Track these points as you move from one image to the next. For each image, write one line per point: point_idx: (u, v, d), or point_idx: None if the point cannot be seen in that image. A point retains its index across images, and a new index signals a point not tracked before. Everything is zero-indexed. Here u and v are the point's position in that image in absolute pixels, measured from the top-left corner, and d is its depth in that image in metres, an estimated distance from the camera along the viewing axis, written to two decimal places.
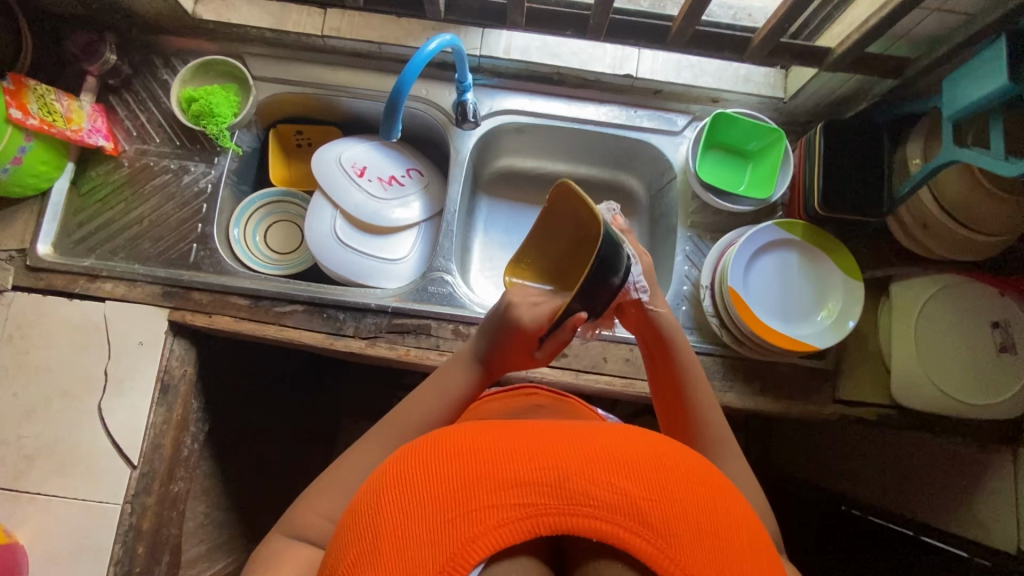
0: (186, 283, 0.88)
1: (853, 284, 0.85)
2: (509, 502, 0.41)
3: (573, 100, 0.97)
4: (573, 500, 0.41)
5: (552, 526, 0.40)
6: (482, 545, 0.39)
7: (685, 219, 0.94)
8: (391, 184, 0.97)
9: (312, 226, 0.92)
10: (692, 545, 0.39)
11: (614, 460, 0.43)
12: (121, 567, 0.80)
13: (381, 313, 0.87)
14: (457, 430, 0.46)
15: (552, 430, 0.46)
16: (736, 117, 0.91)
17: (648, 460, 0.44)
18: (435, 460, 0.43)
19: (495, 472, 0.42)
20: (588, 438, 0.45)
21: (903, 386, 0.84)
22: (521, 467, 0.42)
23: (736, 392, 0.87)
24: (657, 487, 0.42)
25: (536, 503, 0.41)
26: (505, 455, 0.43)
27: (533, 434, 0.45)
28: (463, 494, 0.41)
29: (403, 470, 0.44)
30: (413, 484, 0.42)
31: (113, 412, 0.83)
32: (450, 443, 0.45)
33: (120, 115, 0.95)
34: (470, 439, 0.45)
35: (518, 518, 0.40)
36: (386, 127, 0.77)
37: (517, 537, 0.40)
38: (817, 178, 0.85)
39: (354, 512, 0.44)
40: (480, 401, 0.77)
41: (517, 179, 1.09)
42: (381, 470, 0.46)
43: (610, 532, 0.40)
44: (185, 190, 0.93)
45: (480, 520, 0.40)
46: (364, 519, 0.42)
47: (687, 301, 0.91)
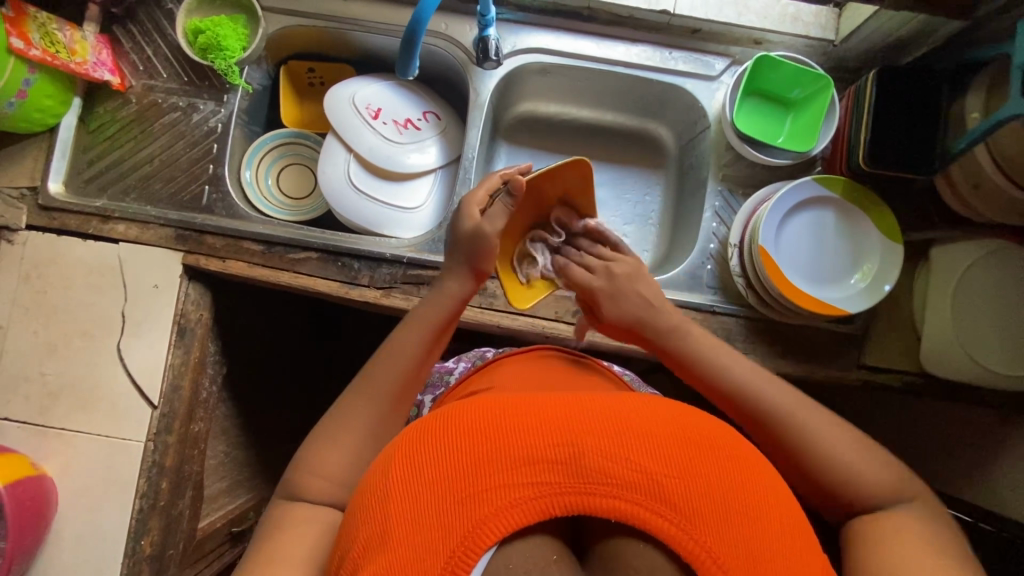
0: (199, 226, 0.86)
1: (892, 246, 0.80)
2: (522, 480, 0.40)
3: (603, 39, 0.90)
4: (590, 479, 0.40)
5: (567, 505, 0.40)
6: (495, 527, 0.39)
7: (716, 171, 0.89)
8: (406, 128, 0.92)
9: (325, 170, 0.89)
10: (717, 525, 0.39)
11: (633, 435, 0.42)
12: (145, 500, 0.83)
13: (396, 263, 0.85)
14: (465, 404, 0.45)
15: (567, 402, 0.45)
16: (781, 61, 0.84)
17: (670, 433, 0.42)
18: (443, 436, 0.42)
19: (507, 449, 0.41)
20: (605, 410, 0.44)
21: (933, 352, 0.82)
22: (536, 443, 0.41)
23: (757, 353, 0.84)
24: (679, 465, 0.41)
25: (550, 481, 0.40)
26: (517, 429, 0.42)
27: (548, 405, 0.44)
28: (472, 473, 0.40)
29: (411, 445, 0.43)
30: (420, 464, 0.41)
31: (132, 353, 0.84)
32: (458, 418, 0.44)
33: (124, 47, 0.91)
34: (480, 412, 0.44)
35: (533, 497, 0.40)
36: (402, 63, 0.72)
37: (531, 516, 0.39)
38: (864, 130, 0.79)
39: (365, 486, 0.44)
40: (497, 364, 0.74)
41: (539, 125, 1.04)
42: (390, 445, 0.46)
43: (630, 512, 0.39)
44: (195, 129, 0.90)
45: (493, 500, 0.39)
46: (373, 499, 0.42)
47: (713, 259, 0.87)
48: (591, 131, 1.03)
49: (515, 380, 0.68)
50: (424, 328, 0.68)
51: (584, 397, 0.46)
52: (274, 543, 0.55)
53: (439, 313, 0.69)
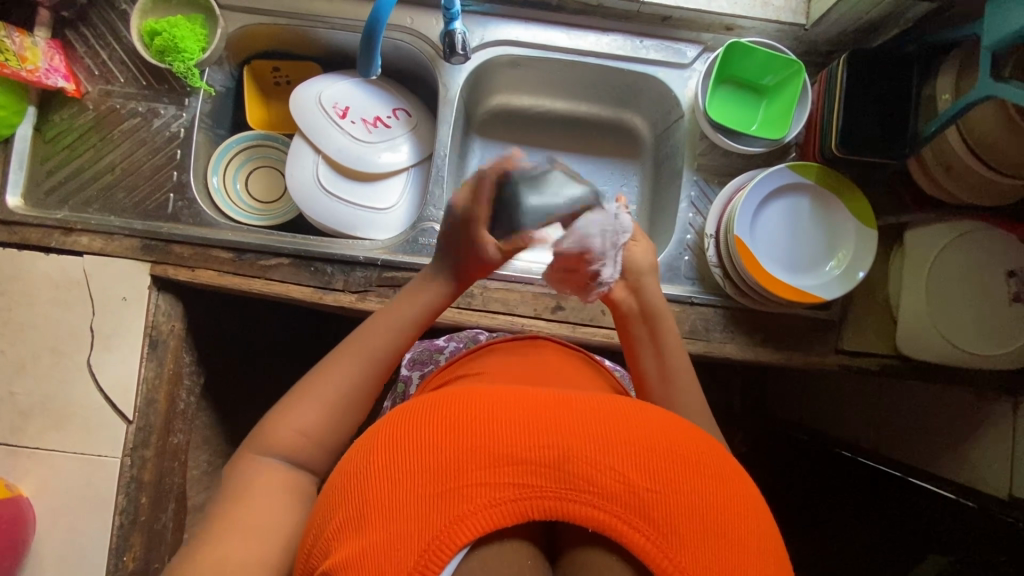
0: (166, 236, 0.84)
1: (867, 232, 0.80)
2: (502, 481, 0.40)
3: (573, 29, 0.88)
4: (571, 483, 0.40)
5: (545, 509, 0.40)
6: (469, 527, 0.38)
7: (691, 161, 0.88)
8: (376, 126, 0.90)
9: (294, 172, 0.86)
10: (692, 544, 0.39)
11: (620, 444, 0.42)
12: (125, 516, 0.82)
13: (370, 266, 0.83)
14: (454, 396, 0.45)
15: (558, 403, 0.45)
16: (751, 48, 0.83)
17: (657, 447, 0.43)
18: (427, 425, 0.42)
19: (491, 448, 0.41)
20: (594, 415, 0.44)
21: (908, 335, 0.82)
22: (523, 445, 0.41)
23: (736, 343, 0.84)
24: (662, 478, 0.41)
25: (532, 484, 0.40)
26: (505, 428, 0.42)
27: (535, 404, 0.44)
28: (454, 468, 0.40)
29: (396, 431, 0.43)
30: (403, 451, 0.41)
31: (104, 368, 0.82)
32: (446, 408, 0.44)
33: (78, 52, 0.88)
34: (470, 405, 0.44)
35: (512, 498, 0.39)
36: (364, 63, 0.70)
37: (506, 519, 0.39)
38: (836, 116, 0.78)
39: (342, 471, 0.44)
40: (490, 350, 0.73)
41: (513, 118, 1.02)
42: (374, 430, 0.46)
43: (606, 522, 0.39)
44: (156, 135, 0.87)
45: (472, 498, 0.39)
46: (352, 483, 0.42)
47: (690, 250, 0.87)
48: (566, 123, 1.02)
49: (505, 367, 0.67)
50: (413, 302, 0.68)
51: (575, 397, 0.46)
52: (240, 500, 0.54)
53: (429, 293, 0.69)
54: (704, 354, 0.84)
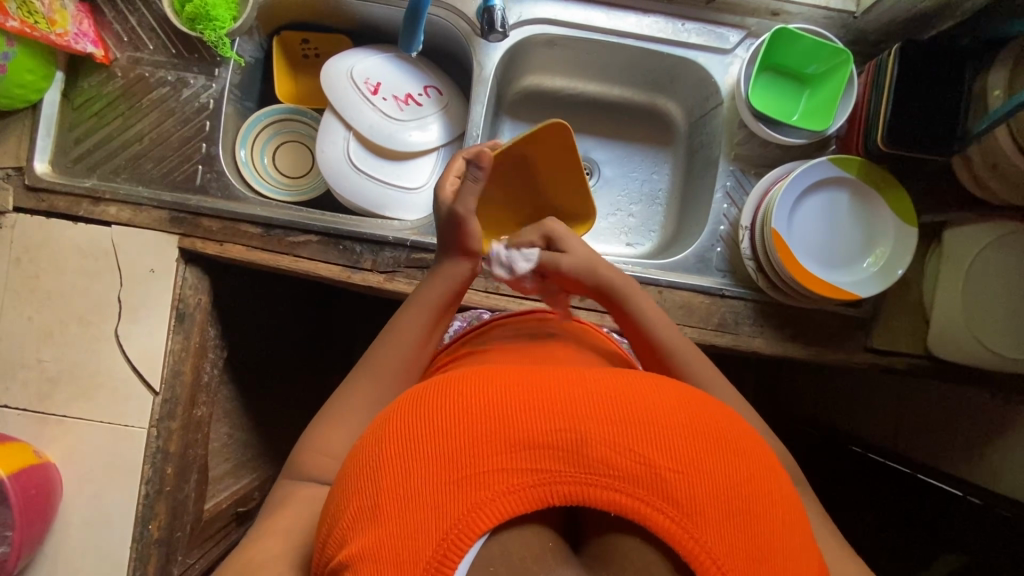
0: (194, 208, 0.83)
1: (906, 230, 0.78)
2: (519, 467, 0.40)
3: (613, 9, 0.85)
4: (592, 468, 0.40)
5: (564, 494, 0.40)
6: (488, 514, 0.39)
7: (728, 150, 0.87)
8: (407, 104, 0.88)
9: (324, 148, 0.85)
10: (718, 523, 0.39)
11: (642, 424, 0.41)
12: (151, 486, 0.83)
13: (399, 246, 0.83)
14: (466, 379, 0.45)
15: (572, 381, 0.44)
16: (800, 34, 0.80)
17: (680, 424, 0.42)
18: (439, 412, 0.42)
19: (506, 433, 0.41)
20: (611, 394, 0.43)
21: (942, 335, 0.82)
22: (538, 430, 0.41)
23: (765, 337, 0.84)
24: (685, 457, 0.41)
25: (551, 468, 0.40)
26: (519, 412, 0.41)
27: (549, 386, 0.44)
28: (468, 455, 0.40)
29: (405, 418, 0.43)
30: (416, 439, 0.41)
31: (131, 338, 0.83)
32: (459, 393, 0.43)
33: (107, 16, 0.85)
34: (482, 390, 0.43)
35: (530, 485, 0.40)
36: (405, 37, 0.67)
37: (526, 505, 0.40)
38: (884, 109, 0.75)
39: (355, 457, 0.44)
40: (496, 325, 0.72)
41: (544, 100, 1.00)
42: (384, 416, 0.45)
43: (629, 504, 0.40)
44: (185, 106, 0.85)
45: (490, 485, 0.40)
46: (364, 473, 0.42)
47: (723, 242, 0.86)
48: (597, 106, 1.01)
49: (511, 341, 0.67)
50: (422, 310, 0.70)
51: (590, 375, 0.45)
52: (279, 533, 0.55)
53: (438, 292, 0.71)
54: (733, 347, 0.83)
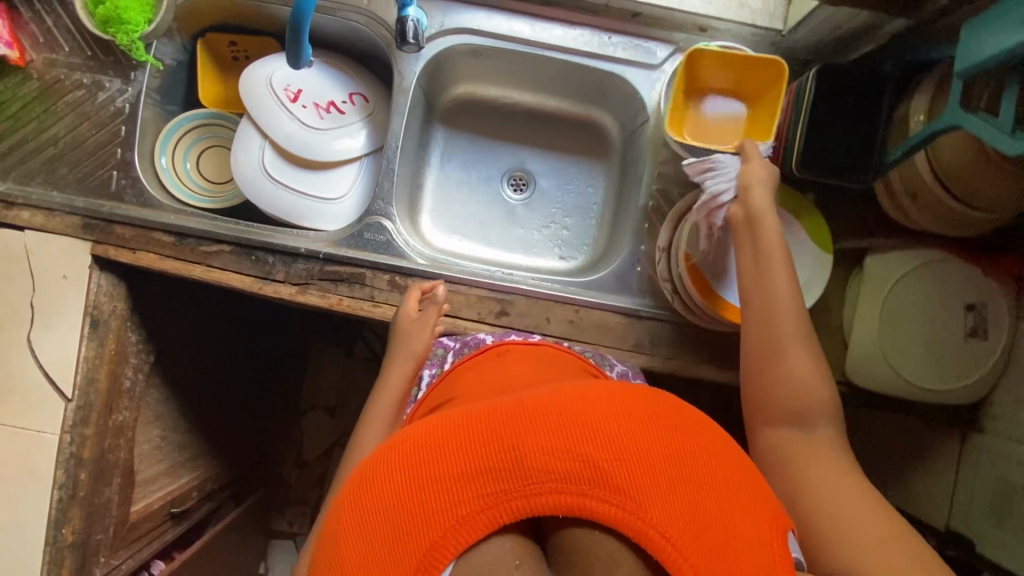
0: (107, 216, 0.82)
1: (822, 257, 0.76)
2: (462, 496, 0.39)
3: (537, 20, 0.83)
4: (532, 478, 0.39)
5: (513, 511, 0.39)
6: (446, 550, 0.38)
7: (652, 168, 0.85)
8: (329, 112, 0.86)
9: (239, 157, 0.83)
10: (667, 506, 0.38)
11: (575, 422, 0.41)
12: (64, 490, 0.83)
13: (312, 258, 0.82)
14: (408, 433, 0.44)
15: (504, 403, 0.44)
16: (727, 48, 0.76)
17: (611, 414, 0.42)
18: (385, 473, 0.41)
19: (446, 465, 0.40)
20: (541, 403, 0.43)
21: (858, 363, 0.80)
22: (474, 456, 0.40)
23: (682, 360, 0.83)
24: (622, 446, 0.40)
25: (492, 489, 0.39)
26: (456, 443, 0.41)
27: (482, 413, 0.43)
28: (406, 509, 0.39)
29: (358, 492, 0.42)
30: (367, 506, 0.40)
31: (43, 344, 0.83)
32: (399, 447, 0.42)
33: (23, 16, 0.84)
34: (421, 437, 0.42)
35: (479, 512, 0.39)
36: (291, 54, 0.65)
37: (480, 532, 0.38)
38: (800, 134, 0.74)
39: (319, 550, 0.43)
40: (469, 367, 0.71)
41: (479, 109, 0.99)
42: (342, 494, 0.44)
43: (580, 505, 0.39)
44: (101, 110, 0.84)
45: (439, 522, 0.38)
46: (332, 556, 0.41)
47: (643, 262, 0.85)
48: (534, 117, 1.00)
49: (479, 381, 0.66)
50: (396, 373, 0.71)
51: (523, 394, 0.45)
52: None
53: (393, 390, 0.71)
54: (649, 369, 0.82)
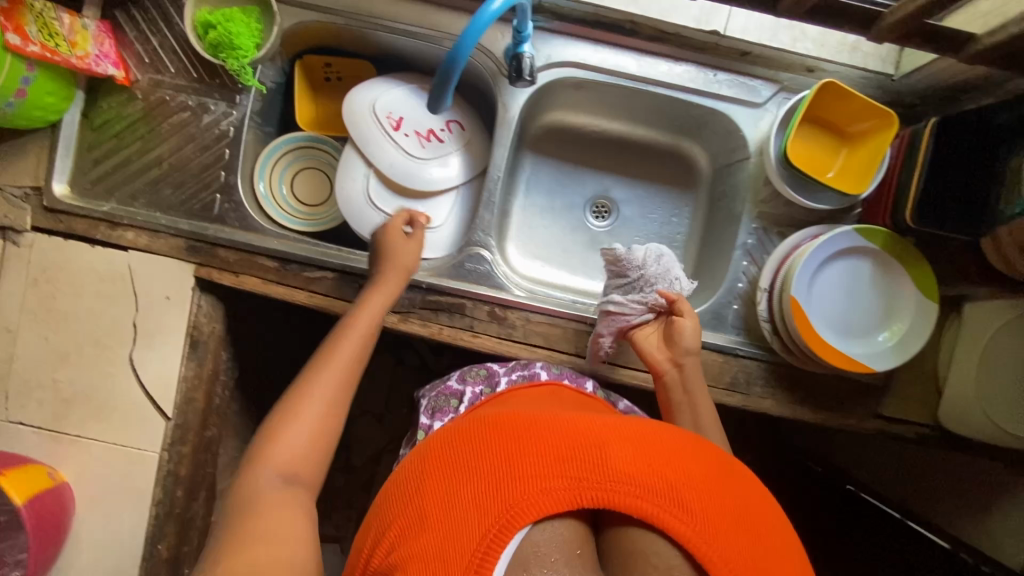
0: (212, 239, 0.83)
1: (927, 305, 0.77)
2: (548, 475, 0.43)
3: (644, 54, 0.83)
4: (614, 475, 0.43)
5: (593, 499, 0.42)
6: (519, 517, 0.41)
7: (752, 207, 0.85)
8: (429, 140, 0.87)
9: (344, 184, 0.84)
10: (729, 534, 0.41)
11: (657, 449, 0.45)
12: (160, 508, 0.84)
13: (415, 288, 0.83)
14: (499, 414, 0.49)
15: (593, 418, 0.49)
16: (850, 92, 0.76)
17: (686, 451, 0.46)
18: (475, 441, 0.47)
19: (538, 449, 0.44)
20: (629, 427, 0.47)
21: (953, 411, 0.82)
22: (566, 448, 0.44)
23: (775, 399, 0.84)
24: (699, 483, 0.43)
25: (572, 478, 0.43)
26: (548, 434, 0.45)
27: (574, 418, 0.48)
28: (491, 470, 0.44)
29: (443, 453, 0.47)
30: (456, 466, 0.45)
31: (145, 364, 0.83)
32: (493, 423, 0.48)
33: (128, 35, 0.83)
34: (514, 419, 0.48)
35: (558, 489, 0.42)
36: (434, 101, 0.65)
37: (554, 507, 0.42)
38: (915, 182, 0.74)
39: (396, 483, 0.49)
40: (507, 395, 0.71)
41: (566, 136, 0.99)
42: (422, 453, 0.50)
43: (650, 509, 0.41)
44: (205, 132, 0.84)
45: (522, 491, 0.42)
46: (408, 502, 0.46)
47: (740, 299, 0.85)
48: (621, 146, 1.00)
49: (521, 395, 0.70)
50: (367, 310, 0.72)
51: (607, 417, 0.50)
52: (251, 540, 0.51)
53: (379, 307, 0.73)
54: (742, 407, 0.83)
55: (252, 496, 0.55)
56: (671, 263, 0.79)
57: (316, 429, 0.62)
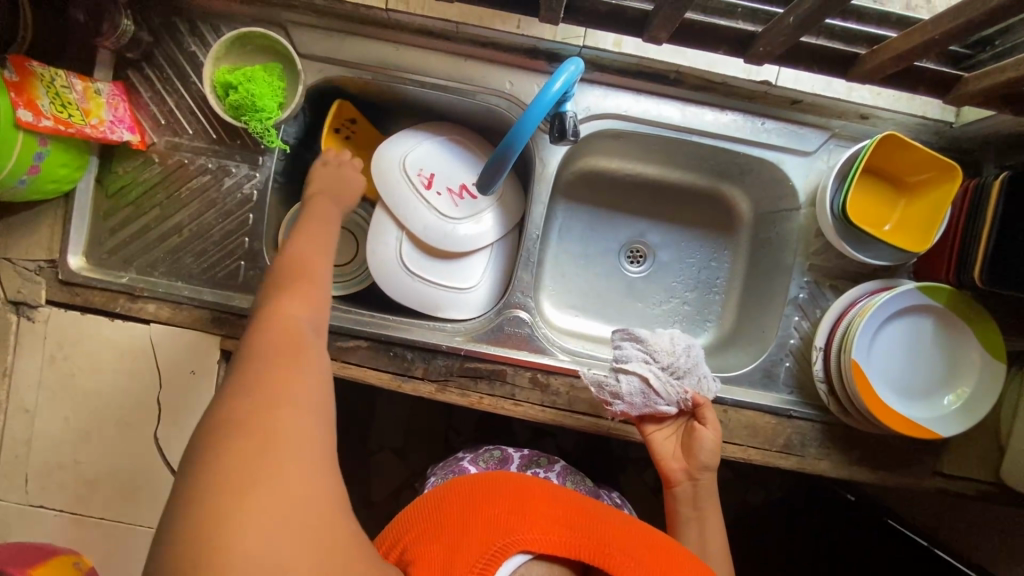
0: (238, 310, 0.78)
1: (994, 365, 0.74)
2: (557, 528, 0.55)
3: (687, 104, 0.79)
4: (610, 544, 0.54)
5: (588, 555, 0.53)
6: (528, 540, 0.53)
7: (802, 259, 0.82)
8: (462, 197, 0.83)
9: (375, 247, 0.80)
10: None
11: (646, 539, 0.57)
12: None
13: (452, 355, 0.79)
14: (520, 476, 0.61)
15: (596, 501, 0.61)
16: (910, 144, 0.72)
17: (669, 550, 0.57)
18: (499, 490, 0.58)
19: (551, 508, 0.57)
20: (623, 518, 0.60)
21: (1015, 466, 0.78)
22: (573, 507, 0.58)
23: (831, 460, 0.80)
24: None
25: (577, 538, 0.54)
26: (561, 503, 0.58)
27: (582, 501, 0.60)
28: (508, 511, 0.55)
29: (469, 488, 0.58)
30: (481, 500, 0.56)
31: (171, 442, 0.79)
32: (515, 484, 0.59)
33: (142, 96, 0.79)
34: (533, 483, 0.60)
35: (563, 539, 0.54)
36: (487, 179, 0.71)
37: (556, 549, 0.53)
38: (985, 240, 0.70)
39: (419, 504, 0.59)
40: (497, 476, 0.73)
41: (599, 181, 0.95)
42: (447, 485, 0.60)
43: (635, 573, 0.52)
44: (227, 197, 0.80)
45: (535, 528, 0.54)
46: (429, 521, 0.55)
47: (793, 356, 0.81)
48: (656, 189, 0.95)
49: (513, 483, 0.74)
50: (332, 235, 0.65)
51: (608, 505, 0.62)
52: (263, 453, 0.41)
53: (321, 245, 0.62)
54: (797, 470, 0.80)
55: (244, 381, 0.45)
56: (699, 356, 0.73)
57: (289, 328, 0.51)
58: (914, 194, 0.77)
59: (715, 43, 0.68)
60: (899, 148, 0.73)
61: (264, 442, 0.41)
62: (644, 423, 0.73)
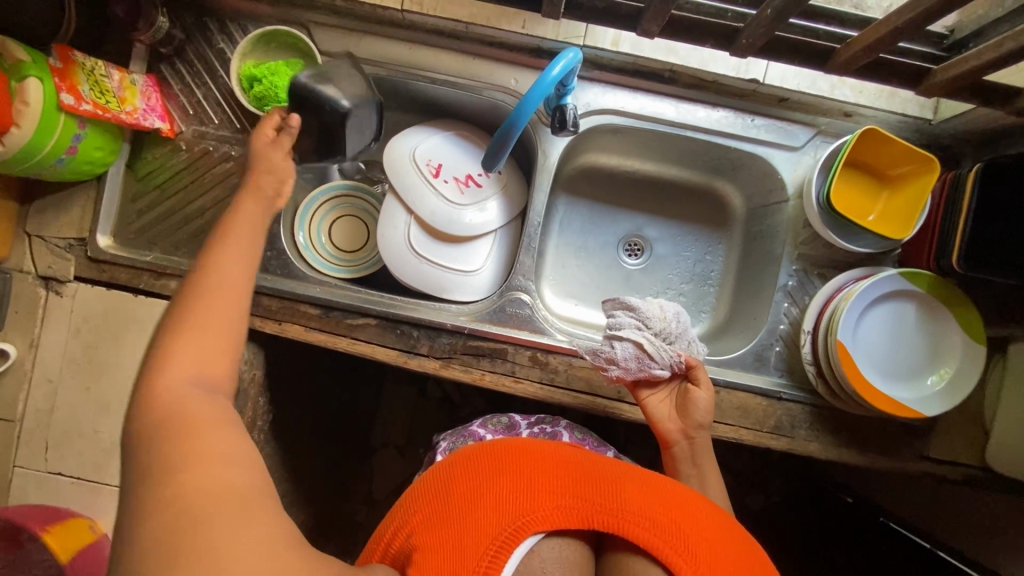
0: (255, 287, 0.83)
1: (975, 348, 0.77)
2: (565, 499, 0.55)
3: (681, 101, 0.85)
4: (622, 508, 0.55)
5: (601, 521, 0.54)
6: (539, 519, 0.53)
7: (791, 248, 0.86)
8: (468, 186, 0.88)
9: (385, 230, 0.85)
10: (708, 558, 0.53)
11: (658, 495, 0.57)
12: None
13: (456, 333, 0.82)
14: (525, 443, 0.61)
15: (603, 461, 0.61)
16: (890, 138, 0.77)
17: (681, 503, 0.57)
18: (506, 462, 0.58)
19: (559, 477, 0.57)
20: (634, 474, 0.60)
21: (999, 449, 0.80)
22: (582, 474, 0.58)
23: (821, 442, 0.83)
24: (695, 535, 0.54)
25: (587, 507, 0.55)
26: (568, 470, 0.58)
27: (590, 463, 0.60)
28: (517, 484, 0.55)
29: (475, 462, 0.58)
30: (488, 474, 0.56)
31: None
32: (522, 453, 0.59)
33: (173, 88, 0.85)
34: (539, 451, 0.60)
35: (574, 508, 0.54)
36: (490, 157, 0.76)
37: (569, 522, 0.54)
38: (961, 228, 0.74)
39: (429, 478, 0.60)
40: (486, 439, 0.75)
41: (599, 176, 1.00)
42: (455, 457, 0.61)
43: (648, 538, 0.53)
44: None
45: (545, 503, 0.54)
46: (439, 498, 0.57)
47: (783, 341, 0.85)
48: (653, 185, 1.00)
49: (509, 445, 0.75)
50: (248, 230, 0.62)
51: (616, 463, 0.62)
52: (188, 515, 0.42)
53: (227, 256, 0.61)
54: (788, 451, 0.82)
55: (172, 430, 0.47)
56: (687, 322, 0.77)
57: (174, 379, 0.50)
58: (893, 185, 0.82)
59: (705, 40, 0.73)
60: (877, 143, 0.78)
61: (193, 508, 0.43)
62: (640, 389, 0.77)
